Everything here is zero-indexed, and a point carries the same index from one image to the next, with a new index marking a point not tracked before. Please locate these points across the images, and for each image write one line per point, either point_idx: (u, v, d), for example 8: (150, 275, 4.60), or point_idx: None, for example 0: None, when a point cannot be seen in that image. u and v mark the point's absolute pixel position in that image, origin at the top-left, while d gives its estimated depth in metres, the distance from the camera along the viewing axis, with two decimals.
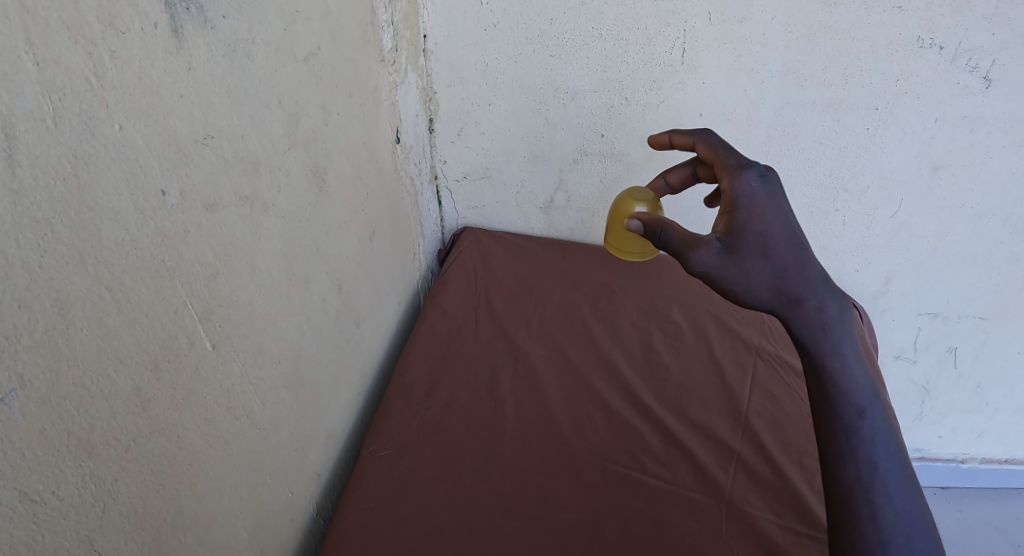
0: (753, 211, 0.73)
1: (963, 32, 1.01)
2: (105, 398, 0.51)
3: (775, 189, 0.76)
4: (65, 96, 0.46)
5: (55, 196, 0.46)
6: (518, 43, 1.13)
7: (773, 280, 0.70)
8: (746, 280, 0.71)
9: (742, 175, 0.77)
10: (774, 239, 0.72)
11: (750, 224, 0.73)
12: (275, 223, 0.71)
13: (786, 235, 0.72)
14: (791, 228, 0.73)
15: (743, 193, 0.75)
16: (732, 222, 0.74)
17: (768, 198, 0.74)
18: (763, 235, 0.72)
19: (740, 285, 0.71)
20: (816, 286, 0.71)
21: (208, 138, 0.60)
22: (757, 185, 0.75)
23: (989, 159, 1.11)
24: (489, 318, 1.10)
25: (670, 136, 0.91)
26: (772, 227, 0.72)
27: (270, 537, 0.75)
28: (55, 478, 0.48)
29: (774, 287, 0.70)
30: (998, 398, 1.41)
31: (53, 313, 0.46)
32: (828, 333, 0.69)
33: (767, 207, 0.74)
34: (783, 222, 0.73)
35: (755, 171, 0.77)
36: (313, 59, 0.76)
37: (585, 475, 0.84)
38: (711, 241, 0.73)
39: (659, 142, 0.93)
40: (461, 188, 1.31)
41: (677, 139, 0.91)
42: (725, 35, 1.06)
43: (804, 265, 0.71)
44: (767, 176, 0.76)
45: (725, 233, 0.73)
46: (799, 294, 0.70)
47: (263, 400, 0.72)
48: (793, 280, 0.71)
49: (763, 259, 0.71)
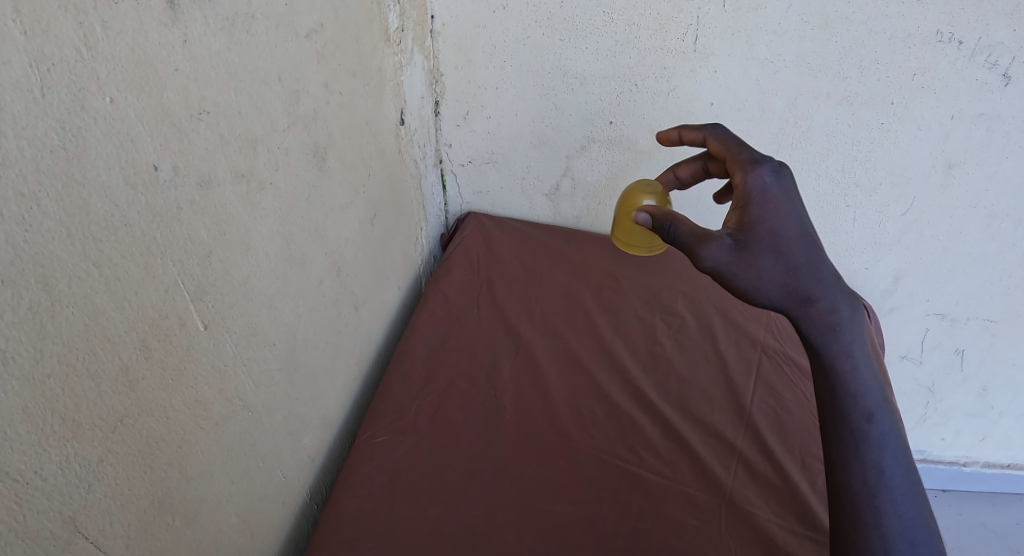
0: (766, 207, 0.71)
1: (984, 28, 0.98)
2: (92, 378, 0.50)
3: (788, 185, 0.73)
4: (53, 66, 0.44)
5: (41, 168, 0.44)
6: (527, 27, 1.10)
7: (784, 277, 0.69)
8: (757, 278, 0.69)
9: (755, 170, 0.75)
10: (787, 236, 0.70)
11: (762, 220, 0.70)
12: (271, 202, 0.69)
13: (799, 232, 0.70)
14: (804, 225, 0.71)
15: (755, 188, 0.73)
16: (744, 218, 0.71)
17: (781, 194, 0.72)
18: (775, 232, 0.70)
19: (750, 283, 0.69)
20: (829, 285, 0.69)
21: (204, 113, 0.58)
22: (770, 181, 0.73)
23: (1005, 159, 1.08)
24: (491, 305, 1.09)
25: (679, 131, 0.89)
26: (784, 224, 0.70)
27: (260, 522, 0.75)
28: (39, 457, 0.47)
29: (785, 285, 0.69)
30: (1004, 402, 1.39)
31: (38, 289, 0.45)
32: (838, 334, 0.68)
33: (780, 202, 0.71)
34: (796, 219, 0.71)
35: (768, 166, 0.75)
36: (315, 35, 0.74)
37: (583, 468, 0.83)
38: (722, 236, 0.70)
39: (668, 138, 0.91)
40: (466, 171, 1.29)
41: (687, 135, 0.89)
42: (739, 23, 1.04)
43: (817, 263, 0.69)
44: (780, 172, 0.74)
45: (736, 229, 0.71)
46: (811, 293, 0.68)
47: (257, 383, 0.71)
48: (805, 278, 0.69)
49: (775, 257, 0.69)
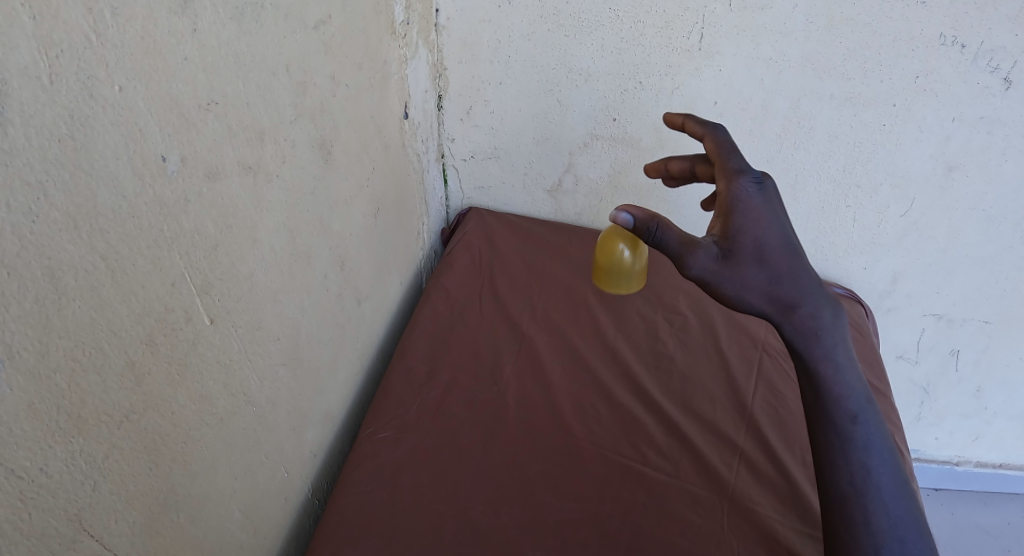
0: (748, 215, 0.68)
1: (987, 32, 0.98)
2: (98, 372, 0.49)
3: (772, 195, 0.70)
4: (62, 53, 0.43)
5: (49, 157, 0.43)
6: (533, 22, 1.10)
7: (767, 285, 0.67)
8: (741, 287, 0.67)
9: (738, 179, 0.71)
10: (770, 245, 0.67)
11: (745, 229, 0.68)
12: (278, 194, 0.68)
13: (782, 241, 0.68)
14: (786, 233, 0.69)
15: (739, 197, 0.70)
16: (728, 226, 0.69)
17: (765, 205, 0.69)
18: (759, 242, 0.67)
19: (734, 290, 0.67)
20: (811, 291, 0.68)
21: (212, 103, 0.57)
22: (753, 191, 0.70)
23: (1005, 162, 1.08)
24: (493, 301, 1.08)
25: (664, 162, 0.89)
26: (768, 233, 0.68)
27: (263, 518, 0.74)
28: (43, 454, 0.46)
29: (768, 293, 0.67)
30: (997, 403, 1.40)
31: (44, 281, 0.44)
32: (821, 337, 0.68)
33: (763, 212, 0.69)
34: (779, 228, 0.68)
35: (751, 176, 0.71)
36: (323, 27, 0.73)
37: (586, 466, 0.83)
38: (708, 244, 0.68)
39: (655, 169, 0.91)
40: (468, 167, 1.29)
41: (672, 163, 0.88)
42: (745, 22, 1.04)
43: (800, 271, 0.68)
44: (763, 183, 0.71)
45: (721, 237, 0.69)
46: (794, 300, 0.67)
47: (261, 378, 0.70)
48: (788, 286, 0.67)
49: (758, 265, 0.67)
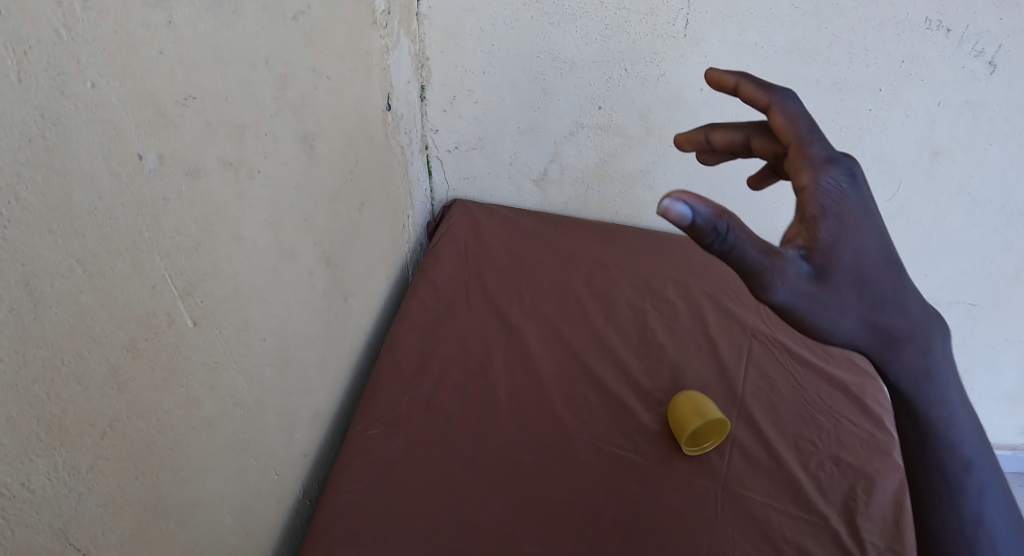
0: (842, 223, 0.49)
1: (971, 16, 0.98)
2: (80, 381, 0.48)
3: (864, 192, 0.51)
4: (30, 49, 0.41)
5: (21, 159, 0.41)
6: (516, 10, 1.08)
7: (869, 314, 0.50)
8: (839, 317, 0.49)
9: (825, 167, 0.51)
10: (870, 262, 0.50)
11: (841, 242, 0.49)
12: (261, 191, 0.66)
13: (881, 254, 0.51)
14: (884, 242, 0.51)
15: (826, 197, 0.50)
16: (816, 236, 0.49)
17: (859, 206, 0.50)
18: (858, 258, 0.49)
19: (829, 322, 0.49)
20: (920, 317, 0.52)
21: (190, 98, 0.55)
22: (846, 186, 0.51)
23: (989, 146, 1.09)
24: (481, 293, 1.07)
25: (707, 132, 0.66)
26: (866, 246, 0.50)
27: (255, 521, 0.72)
28: (26, 468, 0.44)
29: (869, 324, 0.50)
30: (983, 384, 1.42)
31: (20, 290, 0.43)
32: (933, 379, 0.53)
33: (858, 218, 0.50)
34: (876, 236, 0.51)
35: (839, 163, 0.51)
36: (303, 17, 0.71)
37: (579, 456, 0.83)
38: (792, 257, 0.49)
39: (691, 139, 0.68)
40: (453, 158, 1.27)
41: (716, 136, 0.65)
42: (730, 8, 1.03)
43: (903, 291, 0.51)
44: (855, 173, 0.51)
45: (808, 248, 0.50)
46: (899, 331, 0.51)
47: (248, 379, 0.68)
48: (892, 310, 0.51)
49: (858, 288, 0.50)
